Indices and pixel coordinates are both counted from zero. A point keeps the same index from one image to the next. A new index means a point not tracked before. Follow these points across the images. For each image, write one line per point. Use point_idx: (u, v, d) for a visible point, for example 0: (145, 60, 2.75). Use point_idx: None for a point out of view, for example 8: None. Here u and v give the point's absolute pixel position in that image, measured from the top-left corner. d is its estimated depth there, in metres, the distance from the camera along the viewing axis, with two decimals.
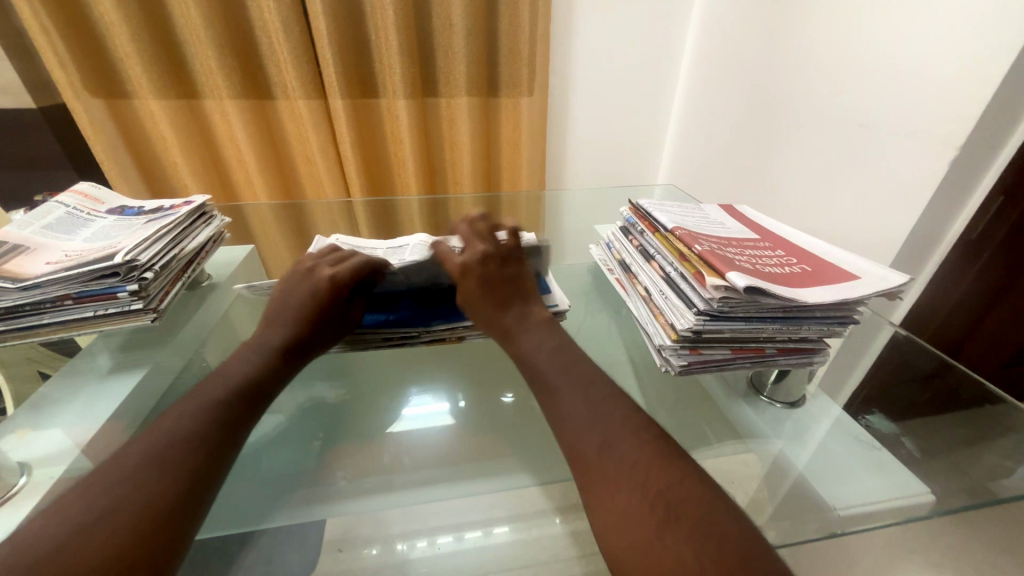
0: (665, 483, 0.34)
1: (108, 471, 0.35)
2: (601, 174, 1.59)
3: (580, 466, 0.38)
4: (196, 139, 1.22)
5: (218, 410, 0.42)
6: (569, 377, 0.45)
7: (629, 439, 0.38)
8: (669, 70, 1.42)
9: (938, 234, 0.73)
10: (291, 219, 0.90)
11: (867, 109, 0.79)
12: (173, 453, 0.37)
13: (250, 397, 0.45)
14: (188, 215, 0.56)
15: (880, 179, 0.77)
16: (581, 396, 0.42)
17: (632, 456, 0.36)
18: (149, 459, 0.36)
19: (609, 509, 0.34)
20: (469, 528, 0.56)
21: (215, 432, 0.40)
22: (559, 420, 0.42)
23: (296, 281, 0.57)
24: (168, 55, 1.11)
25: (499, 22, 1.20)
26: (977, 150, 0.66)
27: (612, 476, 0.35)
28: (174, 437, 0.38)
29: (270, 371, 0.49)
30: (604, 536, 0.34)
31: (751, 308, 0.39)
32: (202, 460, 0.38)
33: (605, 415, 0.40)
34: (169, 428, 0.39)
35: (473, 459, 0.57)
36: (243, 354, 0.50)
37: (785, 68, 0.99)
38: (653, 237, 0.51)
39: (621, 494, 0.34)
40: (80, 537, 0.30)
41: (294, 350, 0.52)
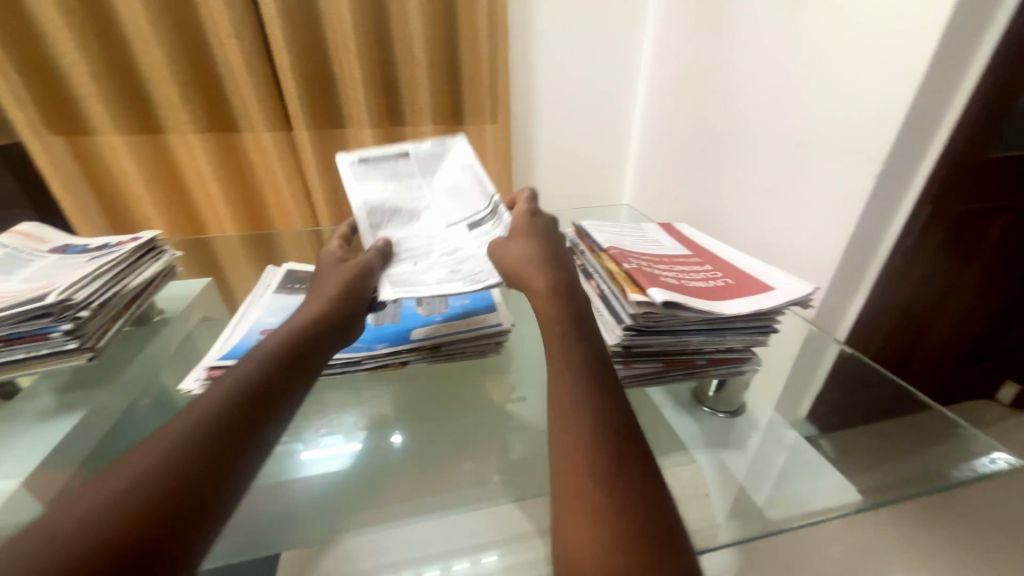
0: (661, 521, 0.31)
1: (86, 493, 0.32)
2: (568, 196, 1.64)
3: (565, 480, 0.34)
4: (161, 174, 1.21)
5: (224, 414, 0.38)
6: (595, 376, 0.40)
7: (636, 460, 0.34)
8: (627, 95, 1.49)
9: (873, 244, 0.78)
10: (258, 248, 0.91)
11: (801, 129, 0.85)
12: (164, 465, 0.33)
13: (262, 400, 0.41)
14: (134, 250, 0.56)
15: (817, 194, 0.81)
16: (601, 398, 0.38)
17: (633, 483, 0.33)
18: (126, 481, 0.32)
19: (589, 533, 0.30)
20: (456, 558, 0.48)
21: (217, 436, 0.36)
22: (560, 419, 0.37)
23: (326, 273, 0.59)
24: (131, 92, 1.12)
25: (459, 55, 1.25)
26: (899, 163, 0.72)
27: (605, 496, 0.32)
28: (165, 448, 0.34)
29: (286, 366, 0.45)
30: (571, 561, 0.30)
31: (676, 323, 0.42)
32: (189, 478, 0.33)
33: (609, 434, 0.35)
34: (167, 436, 0.36)
35: (422, 487, 0.58)
36: (253, 350, 0.47)
37: (727, 92, 1.05)
38: (591, 257, 0.53)
39: (613, 519, 0.31)
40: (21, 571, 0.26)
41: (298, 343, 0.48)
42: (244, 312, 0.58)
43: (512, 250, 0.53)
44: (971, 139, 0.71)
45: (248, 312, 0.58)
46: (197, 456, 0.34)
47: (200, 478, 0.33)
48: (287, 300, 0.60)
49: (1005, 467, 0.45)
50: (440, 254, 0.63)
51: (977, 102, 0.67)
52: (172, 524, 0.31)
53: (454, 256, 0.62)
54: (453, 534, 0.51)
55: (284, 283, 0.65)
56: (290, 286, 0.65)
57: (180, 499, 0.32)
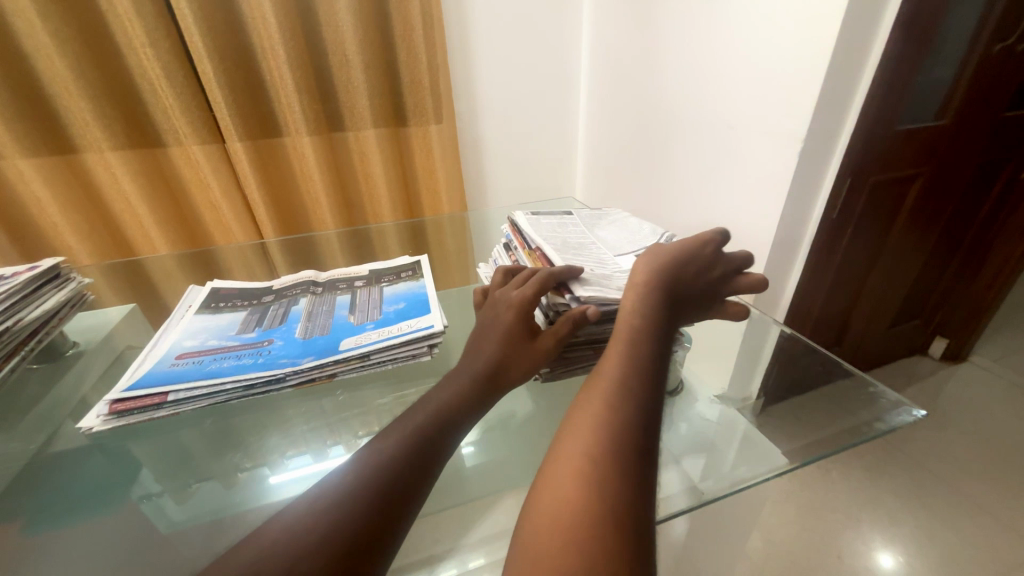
0: (626, 517, 0.30)
1: (287, 513, 0.32)
2: (520, 191, 1.64)
3: (554, 468, 0.34)
4: (79, 196, 1.12)
5: (429, 428, 0.39)
6: (631, 373, 0.39)
7: (625, 455, 0.33)
8: (569, 89, 1.50)
9: (802, 220, 0.82)
10: (190, 267, 0.87)
11: (729, 113, 0.87)
12: (374, 464, 0.35)
13: (453, 430, 0.41)
14: (30, 280, 0.51)
15: (747, 174, 0.85)
16: (620, 392, 0.38)
17: (611, 477, 0.32)
18: (321, 502, 0.32)
19: (553, 514, 0.31)
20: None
21: (420, 446, 0.37)
22: (576, 412, 0.38)
23: (490, 312, 0.51)
24: (36, 110, 1.03)
25: (396, 56, 1.22)
26: (817, 141, 0.75)
27: (579, 484, 0.32)
28: (372, 470, 0.34)
29: (470, 398, 0.43)
30: (527, 536, 0.31)
31: (602, 315, 0.51)
32: (393, 502, 0.33)
33: (620, 424, 0.35)
34: (395, 435, 0.38)
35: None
36: (449, 377, 0.46)
37: (658, 81, 1.07)
38: (523, 254, 0.60)
39: (579, 505, 0.31)
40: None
41: (499, 375, 0.46)
42: (160, 337, 0.55)
43: (637, 266, 0.53)
44: (878, 115, 0.75)
45: (162, 340, 0.53)
46: (410, 462, 0.36)
47: (395, 502, 0.33)
48: (210, 321, 0.57)
49: (913, 418, 0.48)
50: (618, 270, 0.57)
51: (880, 80, 0.72)
52: (369, 554, 0.30)
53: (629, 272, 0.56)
54: (419, 545, 0.49)
55: (205, 306, 0.61)
56: (212, 307, 0.61)
57: (395, 485, 0.34)
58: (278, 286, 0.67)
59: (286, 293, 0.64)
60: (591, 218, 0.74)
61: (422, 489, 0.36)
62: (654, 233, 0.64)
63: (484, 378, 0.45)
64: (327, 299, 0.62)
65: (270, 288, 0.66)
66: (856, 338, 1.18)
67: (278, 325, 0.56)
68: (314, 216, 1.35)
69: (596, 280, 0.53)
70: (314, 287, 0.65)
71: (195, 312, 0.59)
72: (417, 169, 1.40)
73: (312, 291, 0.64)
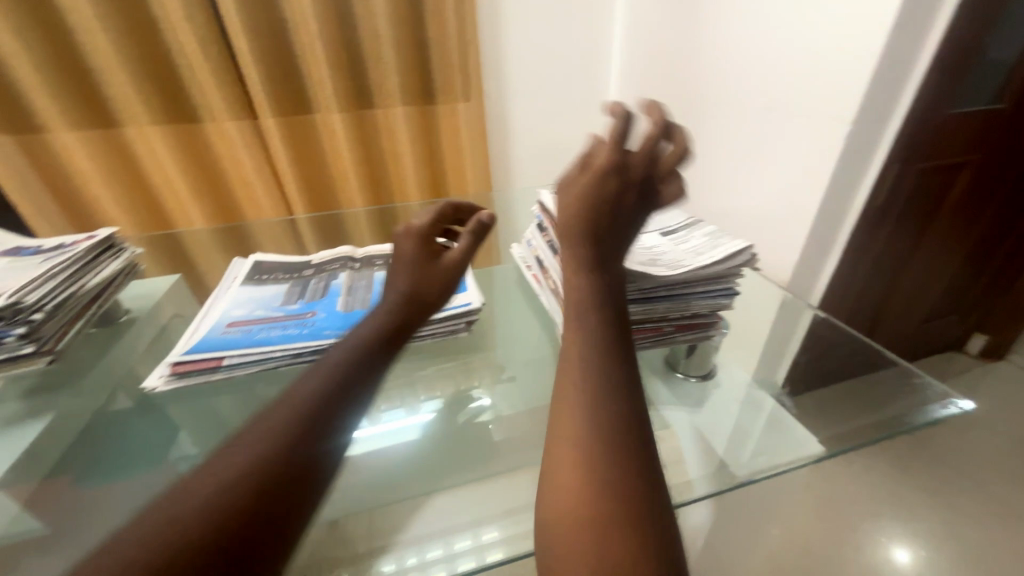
0: (642, 476, 0.29)
1: (229, 451, 0.31)
2: (546, 173, 1.62)
3: (556, 436, 0.32)
4: (121, 169, 1.16)
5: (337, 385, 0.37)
6: (600, 324, 0.37)
7: (621, 423, 0.31)
8: (600, 67, 1.46)
9: (844, 208, 0.79)
10: (225, 241, 0.90)
11: (770, 93, 0.84)
12: (270, 428, 0.32)
13: (374, 365, 0.41)
14: (88, 250, 0.54)
15: (786, 159, 0.82)
16: (600, 344, 0.36)
17: (620, 436, 0.31)
18: (255, 439, 0.31)
19: (570, 486, 0.29)
20: (457, 535, 0.47)
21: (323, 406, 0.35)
22: (560, 374, 0.36)
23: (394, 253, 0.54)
24: (80, 83, 1.06)
25: (426, 32, 1.21)
26: (865, 125, 0.72)
27: (590, 449, 0.30)
28: (274, 427, 0.32)
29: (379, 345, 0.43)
30: (550, 513, 0.29)
31: (637, 290, 0.42)
32: (317, 436, 0.33)
33: (607, 390, 0.33)
34: (302, 390, 0.36)
35: (397, 464, 0.56)
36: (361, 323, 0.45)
37: (695, 58, 1.03)
38: (552, 234, 0.54)
39: (594, 470, 0.29)
40: (159, 531, 0.25)
41: (411, 312, 0.48)
42: (209, 307, 0.57)
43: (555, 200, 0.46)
44: (934, 96, 0.71)
45: (212, 307, 0.56)
46: (311, 422, 0.33)
47: (300, 464, 0.31)
48: (256, 293, 0.59)
49: (958, 411, 0.47)
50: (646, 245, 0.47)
51: (938, 59, 0.68)
52: (275, 518, 0.28)
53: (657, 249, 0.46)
54: (447, 514, 0.50)
55: (251, 277, 0.63)
56: (258, 277, 0.64)
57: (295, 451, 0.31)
58: (316, 260, 0.69)
59: (322, 268, 0.66)
60: (624, 197, 0.66)
61: (345, 424, 0.36)
62: (683, 219, 0.54)
63: (396, 317, 0.46)
64: (364, 274, 0.63)
65: (309, 263, 0.69)
66: (891, 330, 1.14)
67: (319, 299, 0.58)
68: (342, 193, 1.37)
69: (616, 248, 0.44)
70: (352, 262, 0.67)
71: (243, 282, 0.62)
72: (444, 147, 1.40)
73: (350, 267, 0.66)
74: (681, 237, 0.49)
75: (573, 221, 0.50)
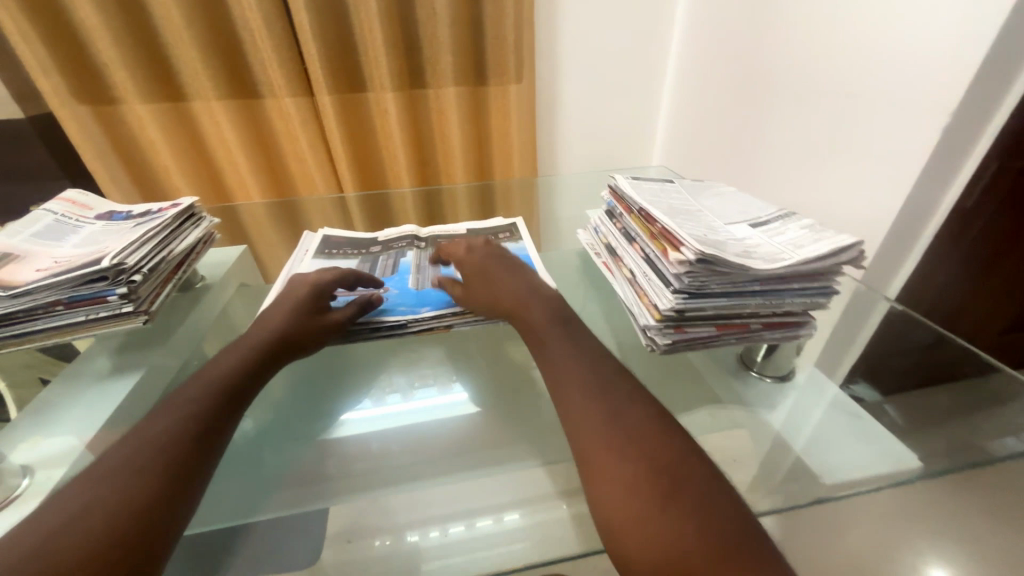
0: (669, 458, 0.34)
1: (94, 471, 0.35)
2: (593, 159, 1.58)
3: (582, 448, 0.37)
4: (186, 142, 1.21)
5: (198, 406, 0.42)
6: (577, 355, 0.45)
7: (639, 420, 0.38)
8: (658, 50, 1.40)
9: (929, 208, 0.72)
10: (285, 216, 0.93)
11: (856, 81, 0.78)
12: (152, 443, 0.37)
13: (247, 387, 0.47)
14: (173, 218, 0.58)
15: (867, 154, 0.76)
16: (589, 370, 0.43)
17: (638, 432, 0.36)
18: (132, 456, 0.36)
19: (611, 483, 0.34)
20: (480, 515, 0.49)
21: (197, 426, 0.40)
22: (564, 403, 0.41)
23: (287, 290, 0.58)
24: (151, 57, 1.10)
25: (482, 11, 1.18)
26: (965, 117, 0.64)
27: (618, 448, 0.35)
28: (148, 443, 0.37)
29: (253, 376, 0.48)
30: (602, 511, 0.33)
31: (726, 283, 0.41)
32: (192, 454, 0.38)
33: (613, 395, 0.40)
34: (169, 414, 0.41)
35: (447, 446, 0.59)
36: (235, 350, 0.50)
37: (772, 41, 0.97)
38: (631, 219, 0.55)
39: (626, 465, 0.34)
40: (64, 534, 0.30)
41: (287, 340, 0.52)
42: (285, 278, 0.64)
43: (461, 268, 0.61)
44: None
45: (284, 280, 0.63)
46: (185, 443, 0.38)
47: (176, 473, 0.36)
48: (327, 266, 0.67)
49: None
50: (738, 234, 0.46)
51: None
52: (155, 520, 0.33)
53: (753, 241, 0.45)
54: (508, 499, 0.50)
55: (322, 250, 0.71)
56: (329, 251, 0.71)
57: (174, 463, 0.37)
58: (381, 237, 0.78)
59: (384, 247, 0.74)
60: (701, 186, 0.65)
61: (219, 442, 0.41)
62: (771, 210, 0.52)
63: (269, 349, 0.51)
64: (429, 253, 0.72)
65: (375, 241, 0.77)
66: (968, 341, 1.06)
67: (390, 275, 0.66)
68: (390, 172, 1.38)
69: (712, 239, 0.43)
70: (416, 241, 0.76)
71: (319, 257, 0.69)
72: (493, 130, 1.38)
73: (415, 245, 0.75)
74: (774, 229, 0.48)
75: (657, 211, 0.49)
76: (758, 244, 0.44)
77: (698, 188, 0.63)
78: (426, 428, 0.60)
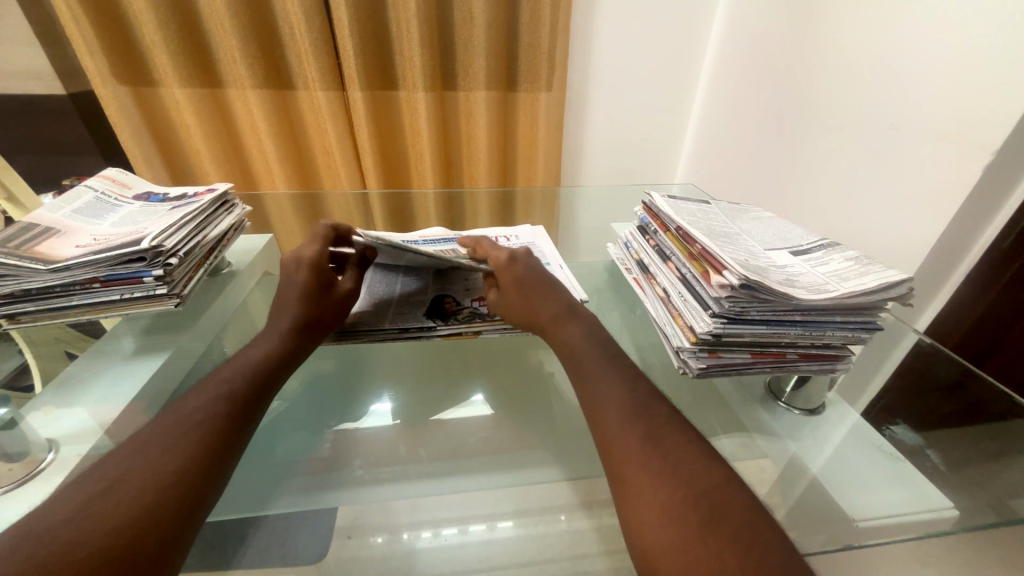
0: (708, 484, 0.34)
1: (128, 449, 0.36)
2: (616, 172, 1.58)
3: (618, 468, 0.37)
4: (216, 128, 1.23)
5: (230, 391, 0.43)
6: (610, 377, 0.45)
7: (673, 440, 0.38)
8: (690, 68, 1.40)
9: (965, 244, 0.70)
10: (309, 208, 0.93)
11: (896, 112, 0.76)
12: (191, 428, 0.38)
13: (275, 370, 0.48)
14: (211, 202, 0.60)
15: (899, 187, 0.75)
16: (624, 393, 0.43)
17: (675, 455, 0.36)
18: (159, 435, 0.37)
19: (645, 504, 0.34)
20: (473, 521, 0.55)
21: (230, 409, 0.42)
22: (598, 421, 0.41)
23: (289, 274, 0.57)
24: (192, 44, 1.12)
25: (519, 17, 1.19)
26: (1013, 157, 0.63)
27: (655, 472, 0.35)
28: (184, 425, 0.38)
29: (281, 364, 0.49)
30: (637, 534, 0.33)
31: (767, 310, 0.43)
32: (219, 437, 0.39)
33: (647, 414, 0.40)
34: (206, 397, 0.42)
35: (463, 444, 0.58)
36: (261, 339, 0.51)
37: (811, 66, 0.95)
38: (666, 238, 0.55)
39: (663, 488, 0.34)
40: (94, 505, 0.31)
41: (310, 324, 0.54)
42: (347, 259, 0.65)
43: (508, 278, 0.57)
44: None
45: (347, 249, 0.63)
46: (215, 429, 0.39)
47: (210, 459, 0.37)
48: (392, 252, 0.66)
49: None
50: (773, 262, 0.47)
51: None
52: (185, 508, 0.34)
53: (790, 270, 0.46)
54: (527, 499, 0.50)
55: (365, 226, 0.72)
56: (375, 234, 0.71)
57: (210, 446, 0.38)
58: (423, 237, 0.77)
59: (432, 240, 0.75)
60: (731, 207, 0.65)
61: (246, 430, 0.42)
62: (813, 237, 0.54)
63: (292, 337, 0.52)
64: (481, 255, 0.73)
65: (417, 240, 0.76)
66: None
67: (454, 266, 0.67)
68: (414, 172, 1.39)
69: (753, 264, 0.44)
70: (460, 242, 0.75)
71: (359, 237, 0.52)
72: (519, 137, 1.39)
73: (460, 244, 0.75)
74: (817, 258, 0.49)
75: (696, 231, 0.49)
76: (801, 272, 0.46)
77: (731, 209, 0.64)
78: (457, 431, 0.60)
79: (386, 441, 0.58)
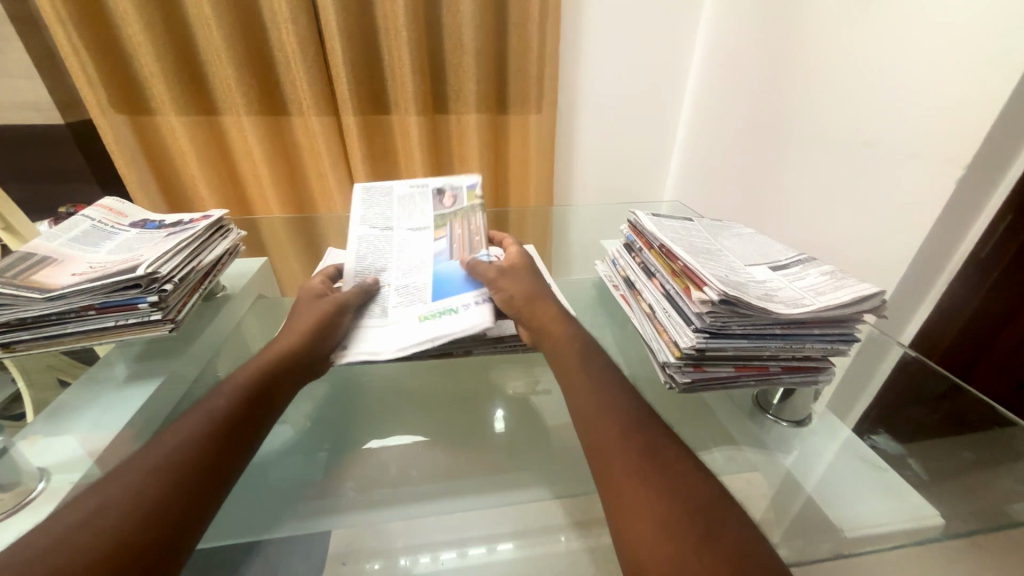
0: (702, 502, 0.34)
1: (113, 478, 0.36)
2: (606, 190, 1.61)
3: (611, 486, 0.37)
4: (212, 153, 1.25)
5: (219, 414, 0.43)
6: (604, 396, 0.45)
7: (666, 458, 0.38)
8: (674, 90, 1.45)
9: (944, 255, 0.72)
10: (303, 230, 0.93)
11: (870, 130, 0.79)
12: (178, 454, 0.38)
13: (268, 391, 0.49)
14: (206, 228, 0.61)
15: (878, 201, 0.77)
16: (618, 411, 0.43)
17: (669, 473, 0.36)
18: (144, 462, 0.37)
19: (637, 522, 0.34)
20: (473, 543, 0.52)
21: (218, 433, 0.42)
22: (591, 438, 0.42)
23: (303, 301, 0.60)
24: (190, 74, 1.15)
25: (508, 44, 1.23)
26: (981, 171, 0.65)
27: (649, 490, 0.35)
28: (171, 450, 0.38)
29: (274, 385, 0.50)
30: (628, 547, 0.33)
31: (747, 324, 0.44)
32: (205, 462, 0.39)
33: (640, 431, 0.41)
34: (196, 421, 0.42)
35: (458, 465, 0.58)
36: (254, 361, 0.52)
37: (790, 87, 0.99)
38: (650, 255, 0.57)
39: (659, 504, 0.34)
40: (69, 539, 0.31)
41: (308, 344, 0.55)
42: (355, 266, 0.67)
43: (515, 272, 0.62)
44: None
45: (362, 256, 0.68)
46: (202, 454, 0.39)
47: (195, 484, 0.37)
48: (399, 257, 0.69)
49: None
50: (752, 278, 0.48)
51: None
52: (168, 536, 0.33)
53: (769, 285, 0.47)
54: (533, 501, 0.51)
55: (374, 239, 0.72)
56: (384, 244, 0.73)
57: (196, 471, 0.38)
58: None
59: None
60: (714, 223, 0.67)
61: (237, 454, 0.42)
62: (791, 253, 0.56)
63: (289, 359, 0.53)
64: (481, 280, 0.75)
65: None
66: None
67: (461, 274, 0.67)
68: None
69: (733, 280, 0.45)
70: None
71: None
72: (511, 158, 1.42)
73: None
74: (795, 273, 0.51)
75: (678, 248, 0.51)
76: (779, 287, 0.47)
77: (712, 225, 0.66)
78: (454, 452, 0.60)
79: (382, 465, 0.58)
